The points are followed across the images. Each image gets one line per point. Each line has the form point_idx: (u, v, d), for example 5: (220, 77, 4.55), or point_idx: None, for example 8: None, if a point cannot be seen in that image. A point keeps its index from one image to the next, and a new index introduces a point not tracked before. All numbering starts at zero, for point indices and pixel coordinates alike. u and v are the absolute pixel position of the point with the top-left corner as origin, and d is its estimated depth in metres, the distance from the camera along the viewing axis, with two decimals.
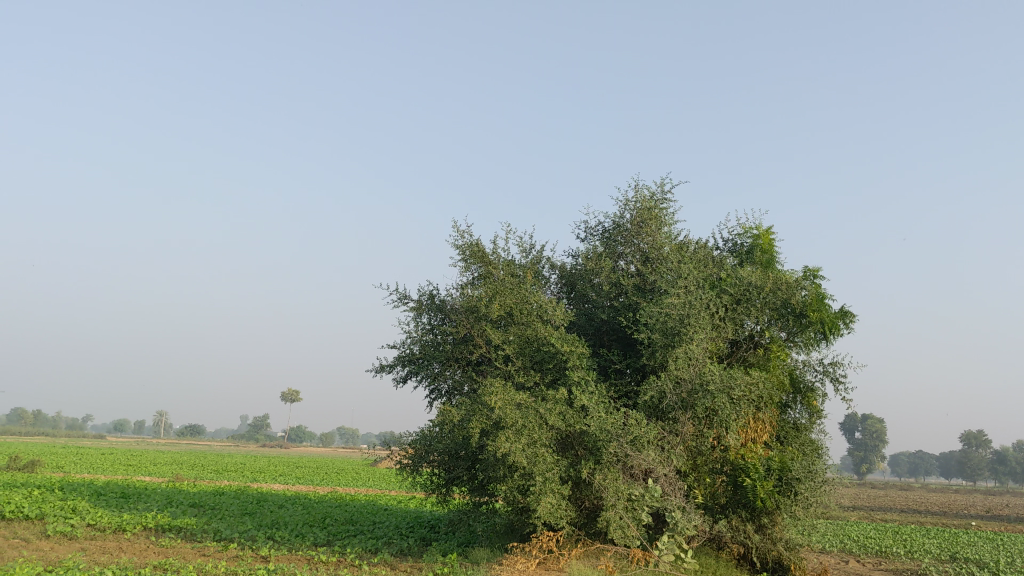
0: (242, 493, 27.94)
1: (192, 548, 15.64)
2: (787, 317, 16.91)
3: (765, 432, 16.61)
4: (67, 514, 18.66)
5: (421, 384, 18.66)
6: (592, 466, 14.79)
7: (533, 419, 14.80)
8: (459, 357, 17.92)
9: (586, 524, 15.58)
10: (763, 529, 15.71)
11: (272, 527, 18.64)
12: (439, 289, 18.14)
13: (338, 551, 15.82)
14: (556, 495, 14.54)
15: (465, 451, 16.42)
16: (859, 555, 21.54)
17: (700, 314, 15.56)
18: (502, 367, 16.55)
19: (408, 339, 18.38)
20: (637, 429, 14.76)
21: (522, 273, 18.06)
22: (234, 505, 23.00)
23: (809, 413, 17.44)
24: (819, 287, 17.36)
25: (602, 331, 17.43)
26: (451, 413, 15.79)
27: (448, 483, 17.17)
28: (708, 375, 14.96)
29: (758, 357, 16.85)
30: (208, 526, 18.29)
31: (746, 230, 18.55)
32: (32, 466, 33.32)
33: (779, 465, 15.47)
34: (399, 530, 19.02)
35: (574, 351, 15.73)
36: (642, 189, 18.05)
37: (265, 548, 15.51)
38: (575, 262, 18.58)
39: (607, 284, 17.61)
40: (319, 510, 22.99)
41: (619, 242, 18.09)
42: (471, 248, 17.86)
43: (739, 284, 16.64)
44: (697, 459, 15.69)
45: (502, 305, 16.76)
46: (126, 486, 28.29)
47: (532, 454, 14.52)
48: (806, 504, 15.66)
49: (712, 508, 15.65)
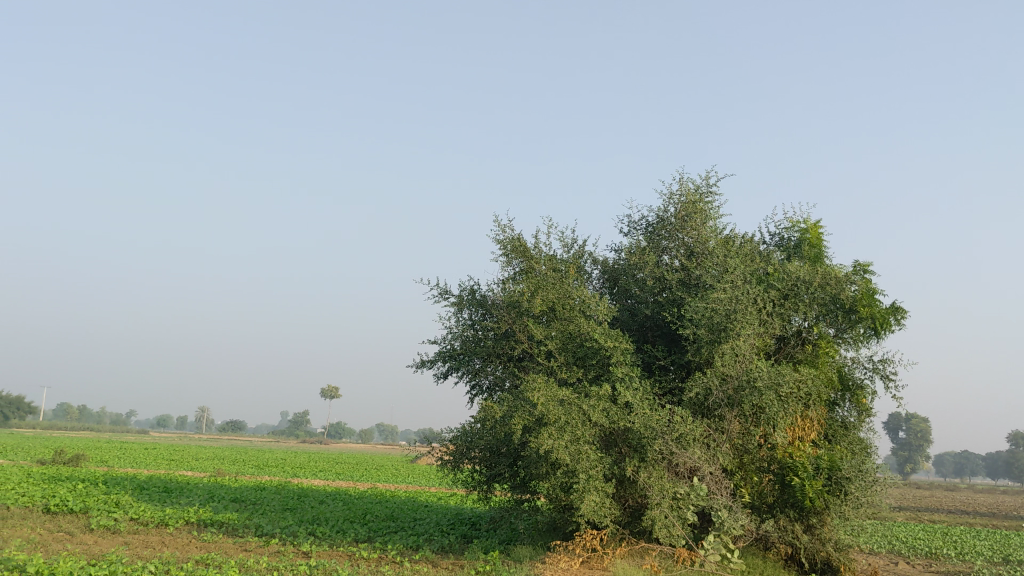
0: (283, 489, 28.03)
1: (234, 543, 15.63)
2: (835, 313, 16.48)
3: (812, 431, 16.19)
4: (110, 508, 18.79)
5: (462, 380, 18.55)
6: (637, 464, 14.56)
7: (576, 416, 14.59)
8: (500, 353, 17.75)
9: (631, 523, 15.31)
10: (811, 529, 15.35)
11: (313, 523, 18.61)
12: (481, 284, 18.01)
13: (380, 548, 15.71)
14: (600, 493, 14.27)
15: (507, 448, 16.25)
16: (908, 557, 21.08)
17: (747, 310, 15.28)
18: (545, 363, 16.48)
19: (448, 334, 18.28)
20: (682, 426, 14.43)
21: (564, 268, 17.85)
22: (275, 501, 23.04)
23: (857, 412, 16.99)
24: (869, 282, 16.91)
25: (645, 327, 17.19)
26: (495, 409, 15.69)
27: (489, 481, 16.98)
28: (755, 372, 14.60)
29: (806, 353, 16.49)
30: (250, 521, 18.31)
31: (794, 224, 18.17)
32: (78, 460, 33.72)
33: (828, 464, 15.16)
34: (440, 527, 18.91)
35: (618, 347, 15.53)
36: (686, 182, 17.75)
37: (307, 544, 15.44)
38: (618, 257, 18.40)
39: (651, 279, 17.34)
40: (360, 505, 23.00)
41: (663, 237, 17.81)
42: (512, 243, 17.70)
43: (787, 279, 16.33)
44: (744, 458, 15.22)
45: (544, 301, 16.67)
46: (170, 481, 28.50)
47: (576, 451, 14.27)
48: (857, 505, 15.28)
49: (759, 507, 15.32)
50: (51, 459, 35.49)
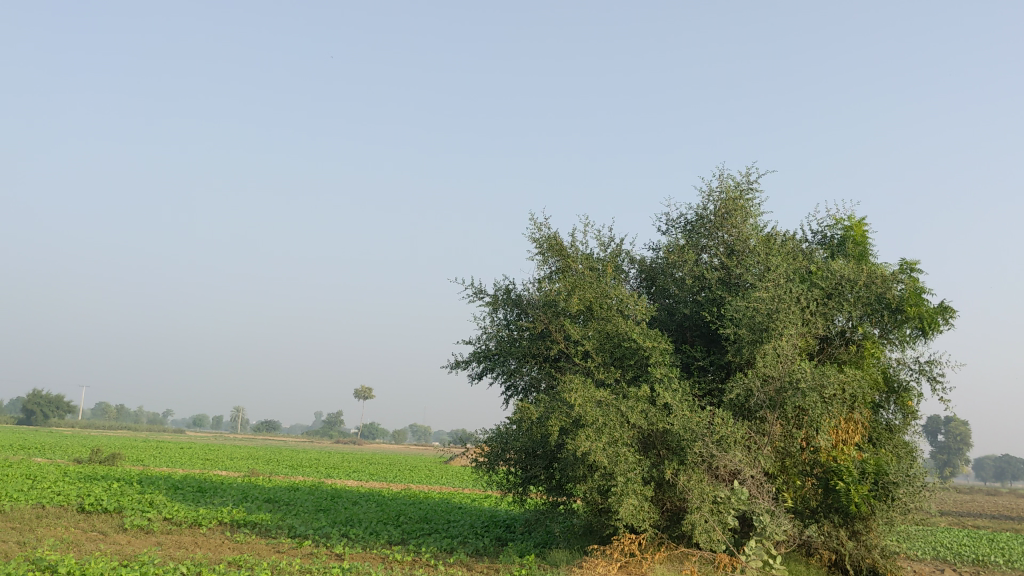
0: (316, 489, 27.95)
1: (267, 544, 15.45)
2: (880, 313, 16.04)
3: (858, 434, 15.78)
4: (144, 507, 18.74)
5: (497, 381, 18.29)
6: (676, 467, 14.19)
7: (614, 417, 14.27)
8: (536, 353, 17.44)
9: (669, 527, 14.97)
10: (856, 536, 14.78)
11: (346, 525, 18.44)
12: (516, 283, 17.75)
13: (413, 551, 15.48)
14: (639, 497, 13.95)
15: (543, 450, 16.01)
16: (955, 564, 20.48)
17: (790, 309, 14.84)
18: (582, 363, 16.15)
19: (483, 334, 18.04)
20: (723, 428, 14.11)
21: (602, 267, 17.53)
22: (308, 502, 22.94)
23: (903, 414, 16.49)
24: (916, 281, 16.38)
25: (684, 327, 16.84)
26: (530, 410, 15.33)
27: (524, 483, 16.71)
28: (799, 373, 14.18)
29: (850, 354, 15.99)
30: (283, 522, 18.16)
31: (837, 221, 17.70)
32: (115, 459, 33.88)
33: (875, 468, 14.69)
34: (474, 530, 18.64)
35: (656, 348, 15.22)
36: (726, 179, 17.34)
37: (339, 546, 15.25)
38: (655, 256, 18.04)
39: (690, 278, 16.93)
40: (394, 507, 22.82)
41: (702, 235, 17.45)
42: (548, 241, 17.43)
43: (831, 278, 15.83)
44: (786, 460, 14.87)
45: (581, 299, 16.32)
46: (204, 480, 28.53)
47: (614, 453, 14.00)
48: (904, 511, 14.63)
49: (803, 512, 14.93)
50: (87, 458, 35.71)
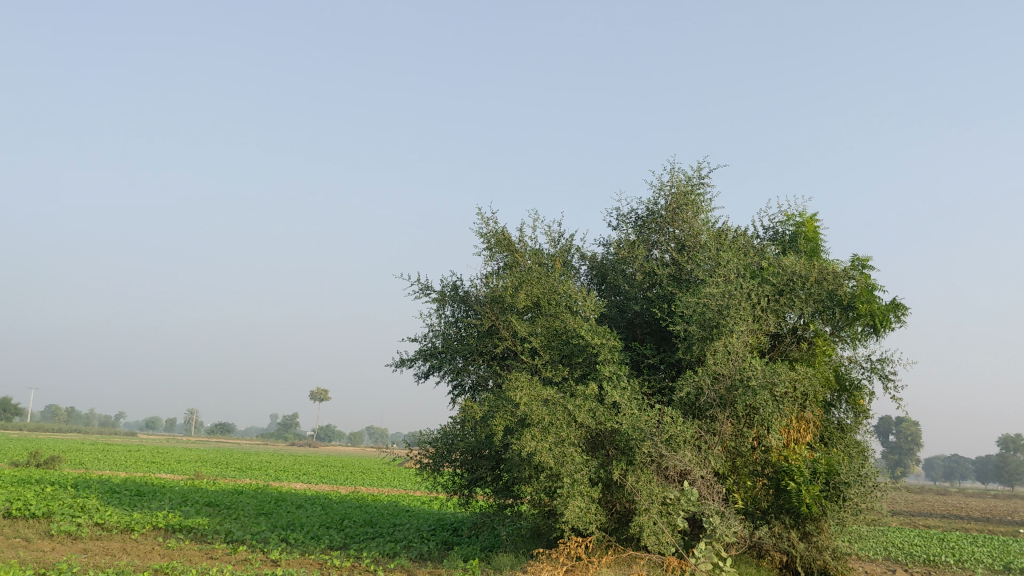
0: (261, 492, 27.22)
1: (199, 550, 14.78)
2: (832, 310, 15.83)
3: (809, 433, 15.56)
4: (75, 512, 17.96)
5: (443, 380, 17.80)
6: (624, 467, 13.81)
7: (560, 416, 13.88)
8: (483, 351, 17.00)
9: (618, 529, 14.66)
10: (808, 537, 14.48)
11: (286, 529, 17.78)
12: (463, 280, 17.25)
13: (354, 556, 14.90)
14: (585, 498, 13.51)
15: (489, 450, 15.62)
16: (907, 565, 20.32)
17: (741, 305, 14.51)
18: (529, 361, 15.81)
19: (429, 332, 17.53)
20: (671, 427, 13.67)
21: (550, 262, 17.15)
22: (251, 505, 22.21)
23: (854, 414, 16.29)
24: (869, 278, 16.17)
25: (635, 324, 16.52)
26: (475, 409, 15.03)
27: (471, 485, 16.22)
28: (749, 370, 13.85)
29: (802, 352, 15.75)
30: (221, 527, 17.48)
31: (789, 217, 17.47)
32: (54, 462, 32.64)
33: (826, 469, 14.43)
34: (420, 534, 18.13)
35: (605, 345, 14.79)
36: (677, 173, 17.05)
37: (276, 551, 14.63)
38: (606, 252, 17.76)
39: (640, 274, 16.66)
40: (339, 510, 22.22)
41: (653, 230, 17.12)
42: (496, 236, 17.01)
43: (782, 274, 15.56)
44: (737, 461, 14.51)
45: (528, 295, 15.95)
46: (146, 483, 27.63)
47: (560, 453, 13.58)
48: (855, 511, 14.32)
49: (753, 513, 14.62)
50: (26, 462, 34.46)
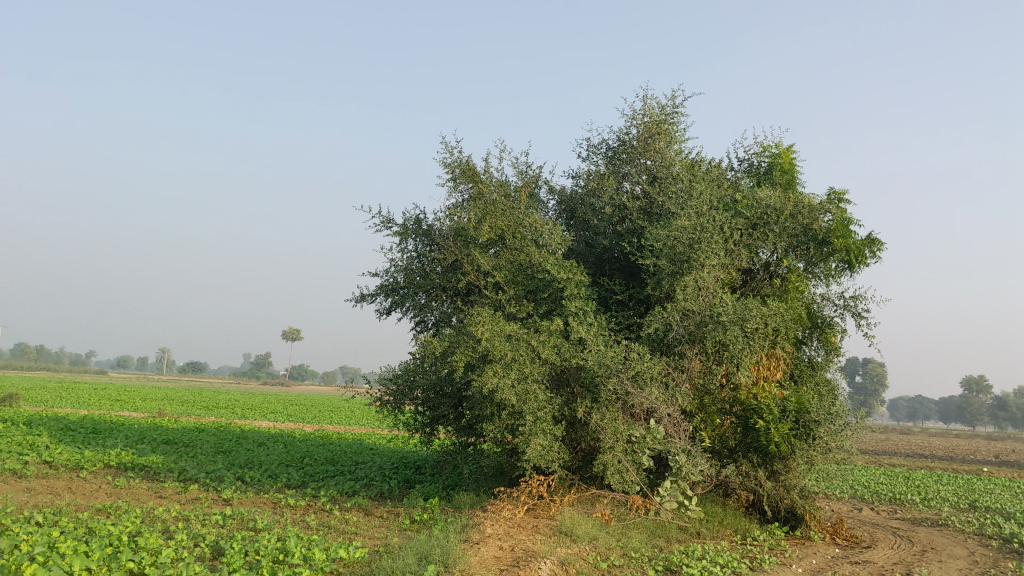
0: (221, 429, 26.68)
1: (148, 489, 14.23)
2: (806, 245, 15.49)
3: (779, 371, 15.20)
4: (22, 450, 17.34)
5: (405, 316, 17.24)
6: (589, 405, 13.40)
7: (524, 352, 13.38)
8: (447, 287, 16.42)
9: (582, 468, 14.36)
10: (775, 476, 14.11)
11: (243, 467, 17.30)
12: (426, 212, 16.57)
13: (310, 495, 14.43)
14: (548, 437, 13.12)
15: (451, 387, 15.11)
16: (873, 503, 20.31)
17: (713, 239, 14.01)
18: (492, 296, 15.22)
19: (391, 266, 16.90)
20: (639, 363, 13.16)
21: (517, 194, 16.50)
22: (208, 443, 21.62)
23: (825, 351, 15.97)
24: (845, 211, 15.71)
25: (603, 260, 16.03)
26: (435, 344, 14.56)
27: (433, 423, 15.76)
28: (719, 307, 13.43)
29: (774, 288, 15.42)
30: (175, 465, 16.93)
31: (764, 148, 16.90)
32: (11, 398, 31.68)
33: (796, 407, 13.90)
34: (382, 472, 17.73)
35: (572, 280, 14.25)
36: (650, 101, 16.35)
37: (229, 490, 14.12)
38: (575, 185, 17.21)
39: (610, 208, 16.16)
40: (300, 448, 21.79)
41: (624, 161, 16.49)
42: (460, 166, 16.23)
43: (757, 207, 15.03)
44: (704, 398, 14.22)
45: (491, 228, 15.35)
46: (102, 421, 26.93)
47: (522, 390, 13.10)
48: (825, 450, 13.87)
49: (720, 452, 14.33)
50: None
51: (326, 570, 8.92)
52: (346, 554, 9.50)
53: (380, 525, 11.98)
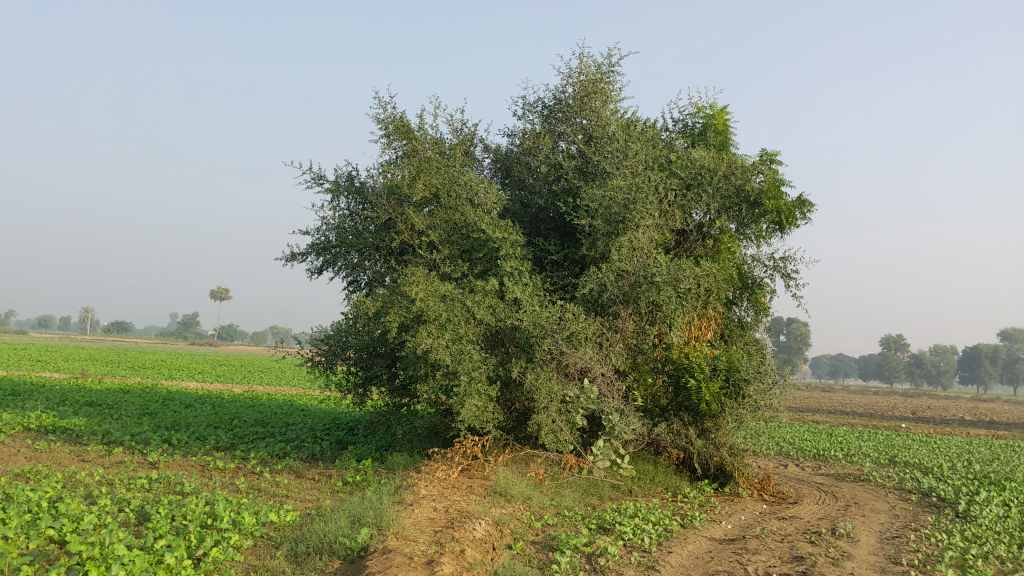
0: (147, 390, 26.08)
1: (70, 453, 13.80)
2: (739, 206, 15.59)
3: (709, 331, 15.39)
4: None
5: (338, 275, 16.96)
6: (524, 365, 13.34)
7: (458, 313, 13.24)
8: (380, 246, 16.16)
9: (516, 428, 14.36)
10: (706, 434, 14.38)
11: (170, 430, 16.91)
12: (359, 170, 16.23)
13: (239, 457, 14.16)
14: (482, 397, 13.07)
15: (384, 347, 14.93)
16: (798, 460, 20.80)
17: (647, 199, 14.00)
18: (426, 256, 15.03)
19: (322, 225, 16.56)
20: (573, 324, 13.17)
21: (451, 152, 16.25)
22: (134, 405, 21.11)
23: (755, 311, 16.19)
24: (776, 172, 15.85)
25: (538, 220, 15.94)
26: (368, 305, 14.35)
27: (365, 383, 15.58)
28: (653, 267, 13.48)
29: (707, 249, 15.51)
30: (98, 427, 16.46)
31: (699, 109, 16.92)
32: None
33: (726, 365, 14.05)
34: (313, 433, 17.50)
35: (507, 239, 14.18)
36: (586, 59, 16.19)
37: (155, 453, 13.77)
38: (510, 143, 17.02)
39: (546, 166, 16.06)
40: (230, 410, 21.41)
41: (559, 121, 16.36)
42: (394, 122, 15.87)
43: (691, 167, 15.08)
44: (638, 357, 14.29)
45: (427, 185, 15.06)
46: (21, 381, 26.11)
47: (457, 351, 13.00)
48: (754, 408, 14.15)
49: (652, 411, 14.43)
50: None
51: (256, 534, 8.75)
52: (277, 517, 9.32)
53: (312, 488, 11.81)
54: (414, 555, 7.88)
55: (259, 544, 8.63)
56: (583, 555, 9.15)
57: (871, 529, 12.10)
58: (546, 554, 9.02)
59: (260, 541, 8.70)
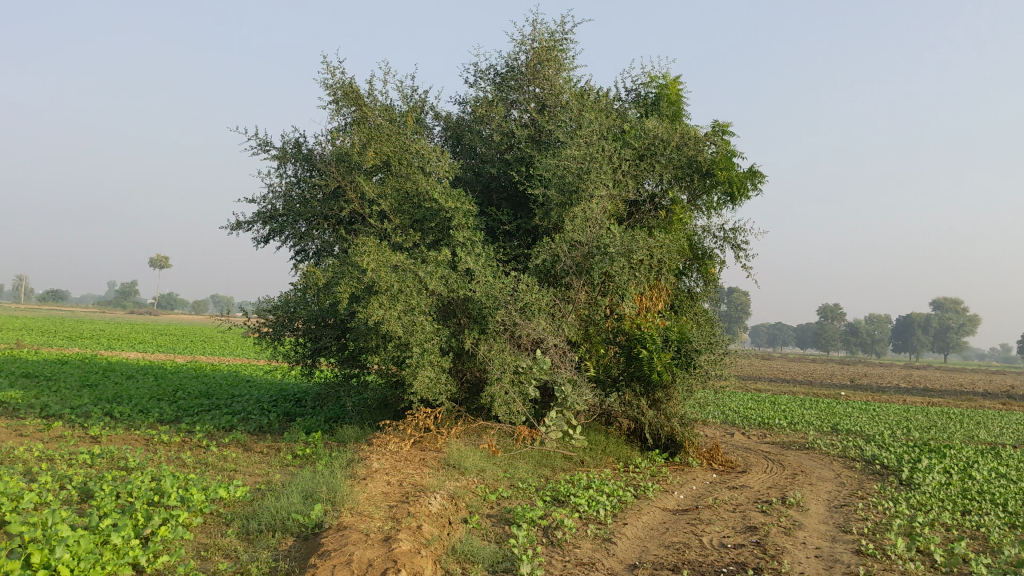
0: (86, 361, 25.33)
1: (7, 427, 13.33)
2: (691, 176, 15.57)
3: (660, 302, 15.39)
4: None
5: (285, 244, 16.62)
6: (477, 337, 13.17)
7: (410, 284, 13.03)
8: (328, 215, 15.82)
9: (468, 400, 14.24)
10: (657, 405, 14.35)
11: (112, 402, 16.46)
12: (306, 136, 15.85)
13: (185, 431, 13.84)
14: (435, 368, 12.94)
15: (334, 318, 14.66)
16: (744, 428, 21.06)
17: (601, 169, 13.89)
18: (377, 226, 14.80)
19: (269, 193, 16.17)
20: (527, 295, 13.06)
21: (402, 120, 15.95)
22: (72, 376, 20.55)
23: (704, 282, 16.28)
24: (728, 144, 15.87)
25: (490, 189, 15.76)
26: (318, 275, 14.10)
27: (314, 354, 15.29)
28: (607, 238, 13.40)
29: (659, 220, 15.44)
30: (36, 400, 15.95)
31: (651, 78, 16.84)
32: None
33: (678, 336, 13.99)
34: (260, 405, 17.19)
35: (460, 209, 13.99)
36: (539, 26, 15.97)
37: (97, 427, 13.37)
38: (461, 111, 16.76)
39: (498, 135, 15.87)
40: (172, 381, 20.97)
41: (512, 88, 16.13)
42: (343, 88, 15.47)
43: (644, 138, 15.00)
44: (589, 328, 14.36)
45: (377, 153, 14.81)
46: None
47: (409, 322, 12.80)
48: (704, 379, 14.19)
49: (604, 381, 14.25)
50: None
51: (206, 511, 8.52)
52: (227, 494, 9.08)
53: (261, 461, 11.58)
54: (370, 532, 7.73)
55: (209, 522, 8.42)
56: (540, 528, 9.11)
57: (819, 497, 12.27)
58: (502, 527, 8.95)
59: (209, 518, 8.48)
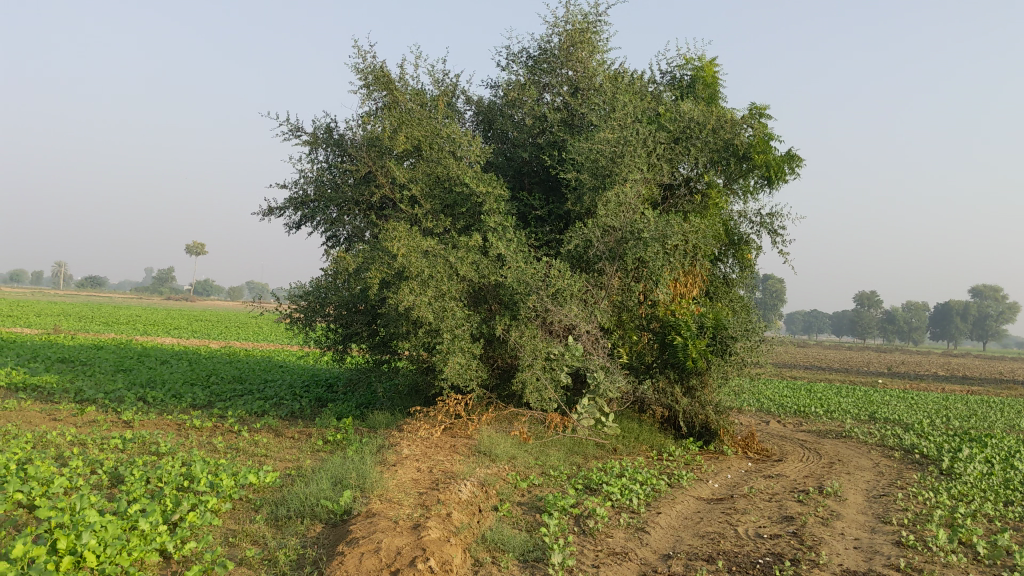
0: (121, 347, 25.50)
1: (41, 411, 13.42)
2: (727, 160, 15.29)
3: (695, 288, 15.15)
4: None
5: (316, 230, 16.58)
6: (508, 322, 13.06)
7: (441, 269, 12.91)
8: (359, 200, 15.73)
9: (499, 386, 14.14)
10: (691, 392, 14.15)
11: (145, 387, 16.55)
12: (337, 121, 15.76)
13: (217, 415, 13.86)
14: (466, 355, 12.84)
15: (365, 304, 14.60)
16: (779, 416, 20.78)
17: (635, 153, 13.70)
18: (408, 211, 14.68)
19: (300, 178, 16.12)
20: (559, 280, 12.91)
21: (433, 104, 15.82)
22: (107, 361, 20.72)
23: (740, 269, 16.06)
24: (766, 126, 15.55)
25: (522, 174, 15.58)
26: (348, 261, 14.02)
27: (345, 340, 15.22)
28: (640, 223, 13.22)
29: (694, 205, 15.18)
30: (70, 385, 16.07)
31: (687, 61, 16.55)
32: None
33: (713, 323, 13.79)
34: (292, 390, 17.21)
35: (491, 194, 13.88)
36: (573, 8, 15.74)
37: (130, 412, 13.42)
38: (493, 95, 16.58)
39: (530, 119, 15.68)
40: (205, 366, 21.08)
41: (544, 71, 15.92)
42: (373, 72, 15.35)
43: (679, 120, 14.69)
44: (623, 315, 14.16)
45: (408, 138, 14.67)
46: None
47: (440, 308, 12.71)
48: (740, 366, 13.89)
49: (638, 368, 14.07)
50: None
51: (235, 496, 8.47)
52: (256, 479, 9.03)
53: (292, 447, 11.55)
54: (399, 519, 7.63)
55: (238, 507, 8.36)
56: (571, 517, 8.97)
57: (858, 487, 12.00)
58: (533, 515, 8.82)
59: (239, 504, 8.42)
